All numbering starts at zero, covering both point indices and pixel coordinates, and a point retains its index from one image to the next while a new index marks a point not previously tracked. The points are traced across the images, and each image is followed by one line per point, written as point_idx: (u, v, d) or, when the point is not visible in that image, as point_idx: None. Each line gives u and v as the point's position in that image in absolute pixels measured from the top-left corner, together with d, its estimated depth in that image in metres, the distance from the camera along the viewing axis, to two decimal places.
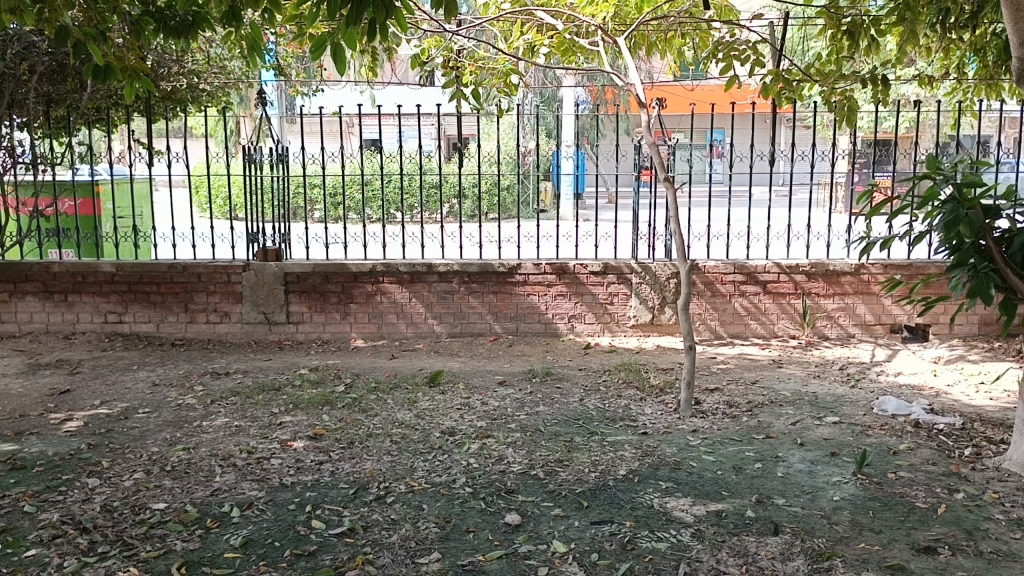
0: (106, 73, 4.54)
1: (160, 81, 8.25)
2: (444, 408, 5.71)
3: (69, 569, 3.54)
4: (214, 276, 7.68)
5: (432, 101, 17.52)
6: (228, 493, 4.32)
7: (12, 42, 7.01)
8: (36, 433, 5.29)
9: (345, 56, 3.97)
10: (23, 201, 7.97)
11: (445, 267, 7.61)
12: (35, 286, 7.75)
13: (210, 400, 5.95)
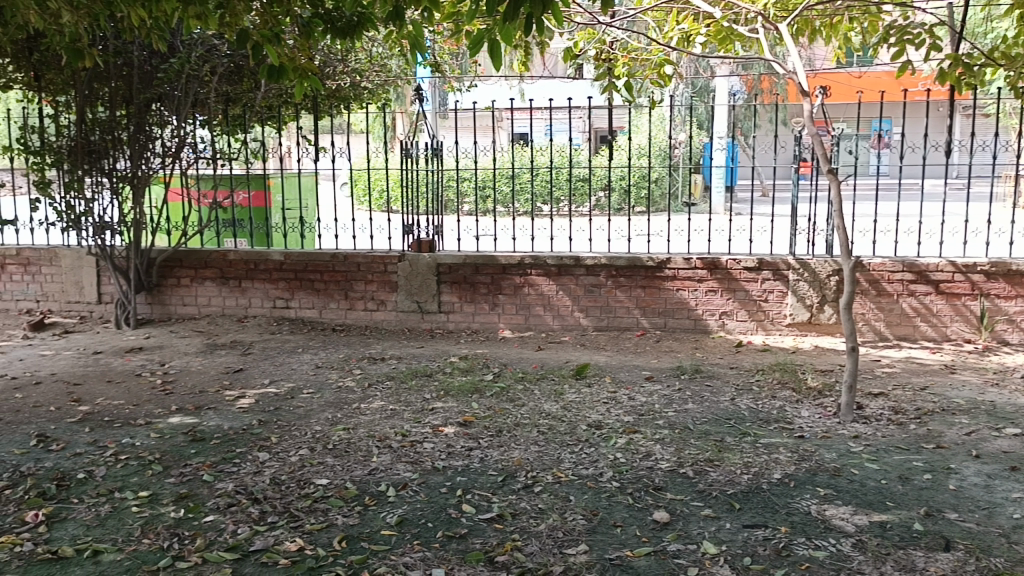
0: (279, 73, 4.87)
1: (326, 80, 8.72)
2: (591, 401, 5.71)
3: (242, 536, 3.81)
4: (372, 265, 8.02)
5: (583, 94, 17.54)
6: (385, 473, 4.51)
7: (196, 45, 7.62)
8: (213, 408, 5.73)
9: (500, 52, 4.03)
10: (204, 194, 8.58)
11: (593, 260, 7.61)
12: (213, 273, 8.37)
13: (367, 383, 6.24)
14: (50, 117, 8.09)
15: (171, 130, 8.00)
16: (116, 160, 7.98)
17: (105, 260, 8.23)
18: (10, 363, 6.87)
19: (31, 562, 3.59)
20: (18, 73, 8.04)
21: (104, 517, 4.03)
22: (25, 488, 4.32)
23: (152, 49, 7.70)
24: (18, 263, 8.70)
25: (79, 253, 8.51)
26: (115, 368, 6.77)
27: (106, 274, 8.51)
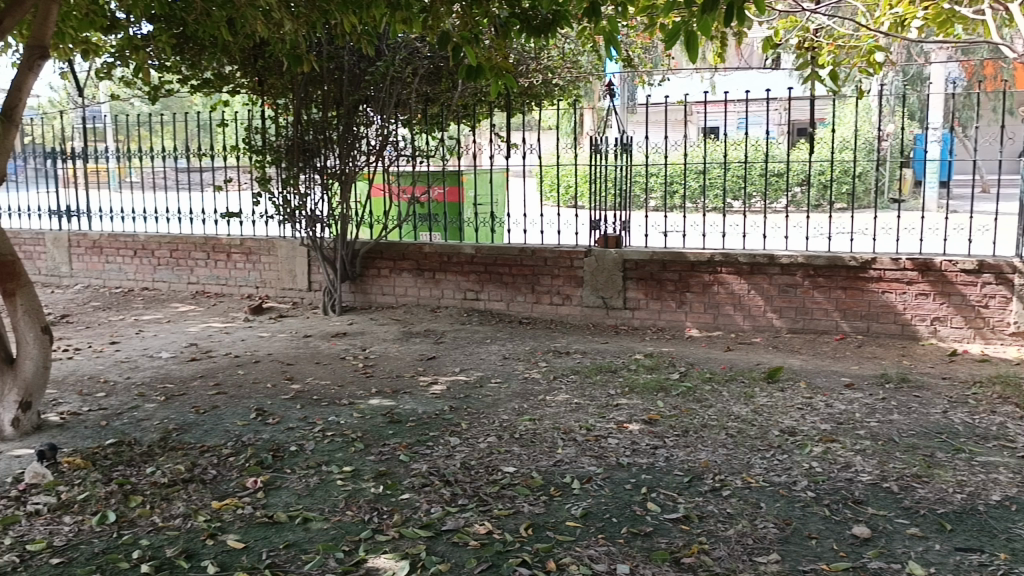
0: (477, 72, 5.03)
1: (520, 78, 8.95)
2: (784, 406, 5.48)
3: (435, 516, 4.00)
4: (559, 260, 8.13)
5: (780, 85, 16.81)
6: (570, 465, 4.56)
7: (401, 49, 8.09)
8: (409, 392, 6.05)
9: (697, 45, 3.95)
10: (404, 190, 9.01)
11: (789, 259, 7.29)
12: (410, 264, 8.81)
13: (553, 376, 6.34)
14: (271, 118, 8.82)
15: (376, 129, 8.49)
16: (326, 158, 8.57)
17: (315, 251, 8.88)
18: (234, 343, 7.60)
19: (251, 524, 3.96)
20: (245, 79, 8.84)
21: (313, 488, 4.36)
22: (246, 456, 4.77)
23: (360, 53, 8.23)
24: (242, 252, 9.59)
25: (293, 244, 9.25)
26: (323, 351, 7.30)
27: (316, 263, 9.19)
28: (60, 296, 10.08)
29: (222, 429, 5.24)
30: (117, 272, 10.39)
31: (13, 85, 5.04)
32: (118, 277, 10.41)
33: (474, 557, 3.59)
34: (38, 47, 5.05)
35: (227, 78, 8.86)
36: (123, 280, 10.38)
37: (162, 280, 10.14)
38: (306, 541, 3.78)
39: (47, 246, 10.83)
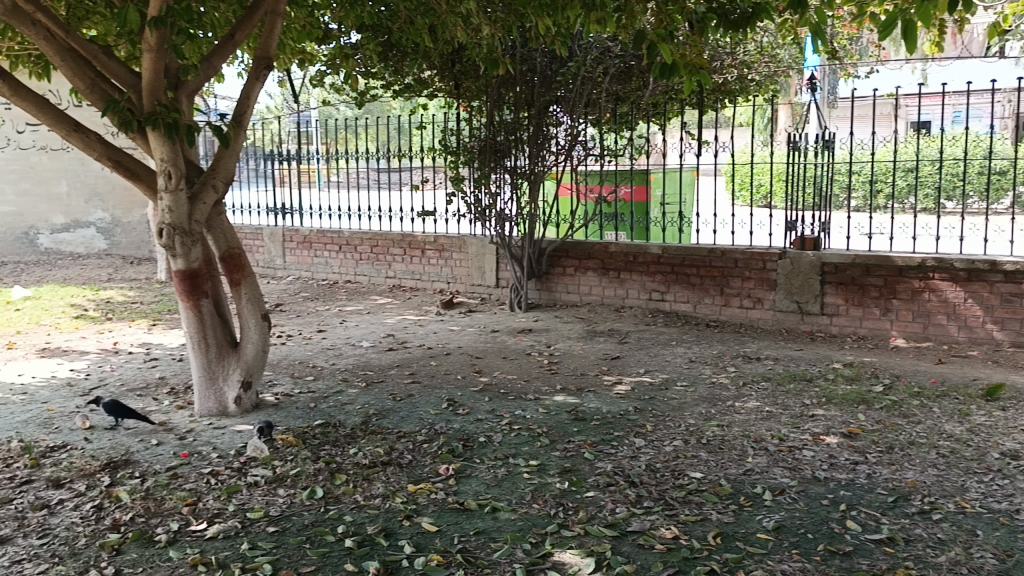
0: (670, 70, 4.94)
1: (714, 74, 8.73)
2: (1005, 427, 4.99)
3: (621, 516, 3.99)
4: (751, 262, 7.86)
5: (1007, 74, 15.28)
6: (761, 475, 4.40)
7: (592, 48, 8.13)
8: (593, 391, 6.07)
9: (916, 36, 3.66)
10: (591, 189, 9.04)
11: (1013, 265, 6.63)
12: (595, 263, 8.84)
13: (742, 382, 6.13)
14: (465, 120, 9.14)
15: (565, 129, 8.57)
16: (517, 159, 8.77)
17: (503, 248, 9.11)
18: (427, 335, 7.96)
19: (443, 509, 4.14)
20: (443, 83, 9.22)
21: (501, 479, 4.49)
22: (439, 443, 4.99)
23: (553, 54, 8.35)
24: (435, 249, 10.03)
25: (483, 242, 9.55)
26: (510, 346, 7.48)
27: (504, 261, 9.44)
28: (275, 286, 11.00)
29: (416, 417, 5.51)
30: (324, 266, 11.19)
31: (242, 94, 5.55)
32: (324, 270, 11.21)
33: (661, 560, 3.55)
34: (264, 59, 5.53)
35: (426, 83, 9.28)
36: (329, 273, 11.16)
37: (363, 274, 10.81)
38: (495, 530, 3.90)
39: (264, 240, 11.84)
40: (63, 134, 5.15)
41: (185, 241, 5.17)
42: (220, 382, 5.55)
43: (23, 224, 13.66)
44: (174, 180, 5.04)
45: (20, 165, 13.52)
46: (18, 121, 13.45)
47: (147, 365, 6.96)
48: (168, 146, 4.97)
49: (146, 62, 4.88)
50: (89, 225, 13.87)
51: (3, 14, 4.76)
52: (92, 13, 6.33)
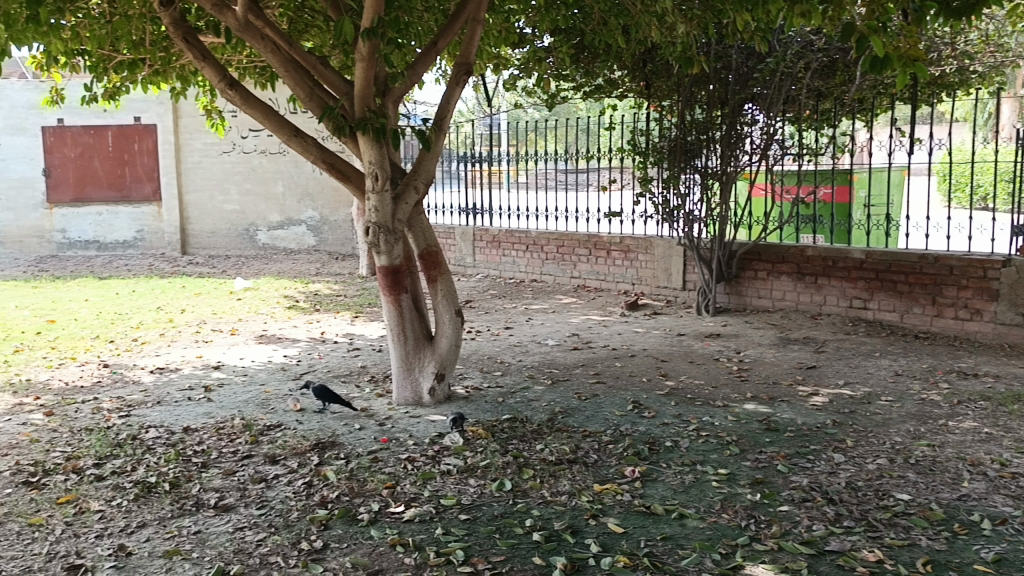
0: (882, 63, 4.63)
1: (930, 66, 8.10)
2: None
3: (818, 533, 3.80)
4: (968, 270, 7.22)
5: None
6: (978, 502, 4.04)
7: (793, 43, 7.80)
8: (788, 401, 5.82)
9: None
10: (788, 189, 8.66)
11: None
12: (790, 267, 8.47)
13: (957, 400, 5.64)
14: (655, 120, 9.04)
15: (760, 128, 8.29)
16: (707, 158, 8.57)
17: (692, 250, 8.92)
18: (612, 336, 7.96)
19: (630, 511, 4.12)
20: (633, 83, 9.18)
21: (689, 485, 4.41)
22: (625, 445, 4.97)
23: (749, 50, 8.09)
24: (621, 249, 10.02)
25: (671, 243, 9.42)
26: (697, 350, 7.33)
27: (692, 263, 9.26)
28: (465, 283, 11.41)
29: (602, 417, 5.53)
30: (511, 265, 11.48)
31: (443, 99, 5.79)
32: (512, 269, 11.49)
33: None
34: (464, 65, 5.75)
35: (616, 83, 9.28)
36: (516, 272, 11.43)
37: (549, 274, 10.98)
38: (683, 537, 3.83)
39: (456, 239, 12.31)
40: (285, 139, 5.60)
41: (389, 239, 5.47)
42: (416, 373, 5.84)
43: (245, 221, 15.03)
44: (381, 181, 5.35)
45: (243, 167, 14.88)
46: (243, 127, 14.84)
47: (350, 354, 7.44)
48: (376, 149, 5.28)
49: (359, 71, 5.21)
50: (300, 223, 15.00)
51: (237, 29, 5.23)
52: (312, 27, 6.84)
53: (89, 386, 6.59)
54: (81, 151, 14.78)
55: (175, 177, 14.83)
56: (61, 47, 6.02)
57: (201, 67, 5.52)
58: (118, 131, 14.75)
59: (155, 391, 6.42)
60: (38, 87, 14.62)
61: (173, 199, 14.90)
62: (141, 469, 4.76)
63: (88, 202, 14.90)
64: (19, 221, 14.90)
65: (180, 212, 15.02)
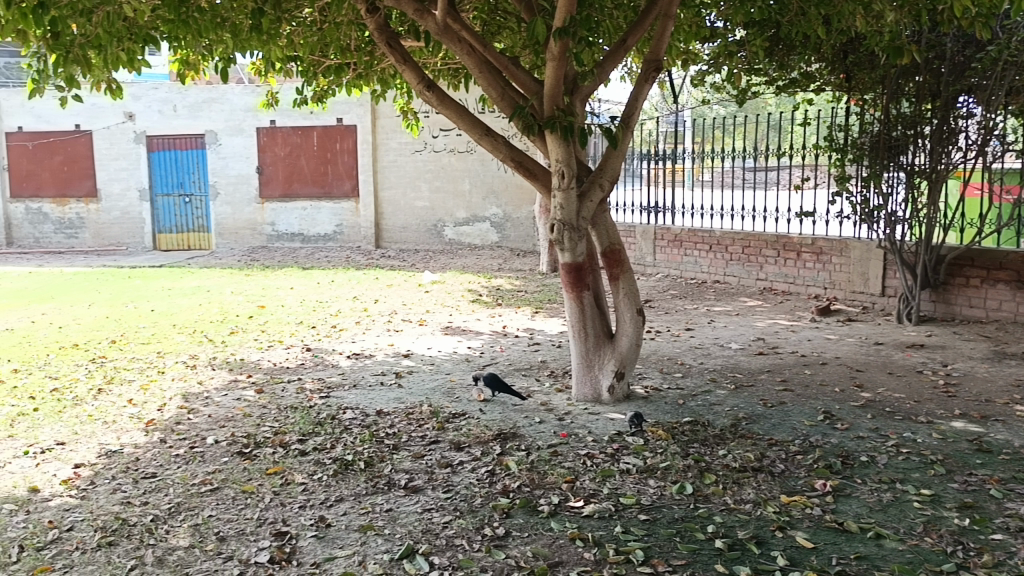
0: None
1: None
2: None
3: None
4: None
5: None
6: None
7: (1019, 28, 7.09)
8: (1003, 421, 5.31)
9: None
10: (1008, 189, 7.90)
11: None
12: (1008, 275, 7.74)
13: None
14: (855, 115, 8.52)
15: (977, 122, 7.62)
16: (914, 155, 7.99)
17: (893, 254, 8.34)
18: (801, 342, 7.60)
19: (820, 526, 3.92)
20: (832, 76, 8.71)
21: (886, 504, 4.13)
22: (815, 457, 4.73)
23: (967, 37, 7.44)
24: (813, 252, 9.55)
25: (869, 245, 8.86)
26: (896, 361, 6.84)
27: (893, 267, 8.66)
28: (646, 282, 11.28)
29: (789, 426, 5.29)
30: (694, 265, 11.23)
31: (632, 96, 5.76)
32: (694, 269, 11.23)
33: None
34: (654, 61, 5.68)
35: (812, 77, 8.84)
36: (699, 272, 11.16)
37: (733, 275, 10.66)
38: (880, 558, 3.59)
39: (636, 238, 12.20)
40: (476, 138, 5.77)
41: (573, 236, 5.51)
42: (596, 370, 5.85)
43: (433, 217, 15.68)
44: (567, 179, 5.39)
45: (434, 166, 15.52)
46: (435, 127, 15.44)
47: (531, 348, 7.58)
48: (564, 148, 5.32)
49: (550, 70, 5.27)
50: (485, 220, 15.43)
51: (436, 33, 5.44)
52: (504, 28, 7.02)
53: (294, 367, 7.15)
54: (290, 151, 16.02)
55: (371, 175, 15.72)
56: (277, 55, 6.57)
57: (401, 70, 5.79)
58: (322, 131, 15.84)
59: (351, 375, 6.85)
60: (255, 92, 15.97)
61: (369, 195, 15.81)
62: (338, 447, 5.09)
63: (295, 197, 16.16)
64: (236, 214, 16.40)
65: (375, 208, 15.91)
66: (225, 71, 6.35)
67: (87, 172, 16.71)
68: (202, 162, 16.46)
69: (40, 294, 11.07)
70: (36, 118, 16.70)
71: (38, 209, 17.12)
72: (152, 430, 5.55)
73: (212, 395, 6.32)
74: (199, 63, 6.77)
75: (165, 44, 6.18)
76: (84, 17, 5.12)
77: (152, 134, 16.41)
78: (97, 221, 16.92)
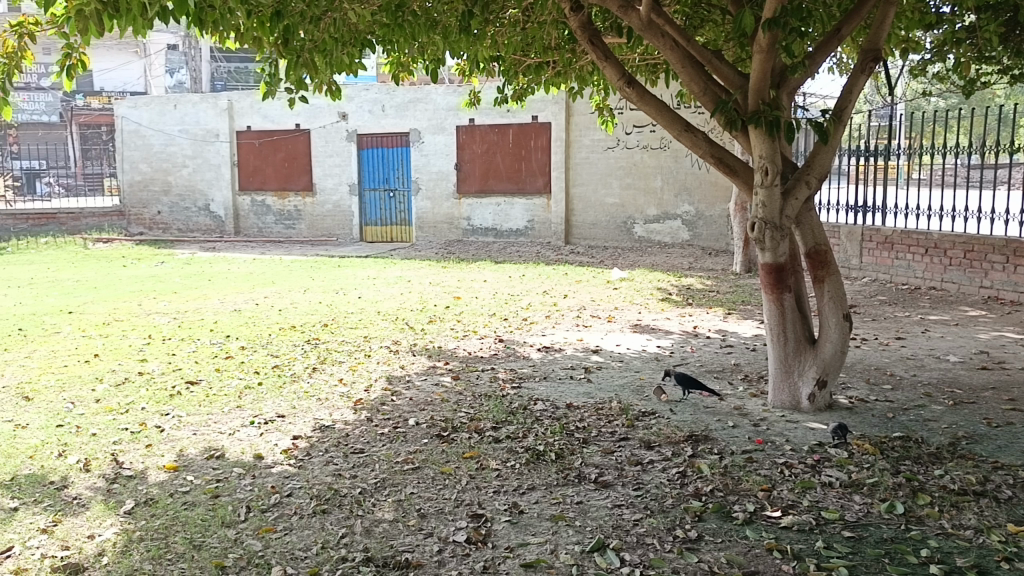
0: None
1: None
2: None
3: None
4: None
5: None
6: None
7: None
8: None
9: None
10: None
11: None
12: None
13: None
14: None
15: None
16: None
17: None
18: None
19: None
20: None
21: None
22: None
23: None
24: None
25: None
26: None
27: None
28: (850, 286, 10.64)
29: (1019, 448, 4.80)
30: (905, 269, 10.45)
31: (845, 89, 5.44)
32: (906, 273, 10.45)
33: None
34: (872, 51, 5.34)
35: None
36: (911, 277, 10.37)
37: (952, 281, 9.82)
38: None
39: (840, 238, 11.51)
40: (675, 134, 5.67)
41: (775, 235, 5.28)
42: (796, 377, 5.59)
43: (624, 214, 15.62)
44: (771, 176, 5.17)
45: (626, 162, 15.46)
46: (629, 124, 15.36)
47: (724, 350, 7.38)
48: (768, 143, 5.11)
49: (757, 63, 5.09)
50: (676, 218, 15.16)
51: (639, 29, 5.37)
52: (708, 21, 6.87)
53: (488, 357, 7.39)
54: (487, 148, 16.54)
55: (564, 172, 15.90)
56: (483, 55, 6.81)
57: (602, 67, 5.77)
58: (519, 129, 16.22)
59: (541, 368, 6.98)
60: (457, 91, 16.61)
61: (561, 192, 15.99)
62: (530, 437, 5.21)
63: (490, 193, 16.67)
64: (435, 209, 17.24)
65: (566, 204, 16.07)
66: (434, 72, 6.67)
67: (304, 168, 18.17)
68: (405, 159, 17.38)
69: (263, 278, 12.17)
70: (264, 118, 18.37)
71: (262, 202, 18.82)
72: (360, 408, 5.94)
73: (413, 379, 6.68)
74: (410, 64, 7.15)
75: (380, 47, 6.58)
76: (313, 24, 5.51)
77: (362, 132, 17.54)
78: (312, 213, 18.37)
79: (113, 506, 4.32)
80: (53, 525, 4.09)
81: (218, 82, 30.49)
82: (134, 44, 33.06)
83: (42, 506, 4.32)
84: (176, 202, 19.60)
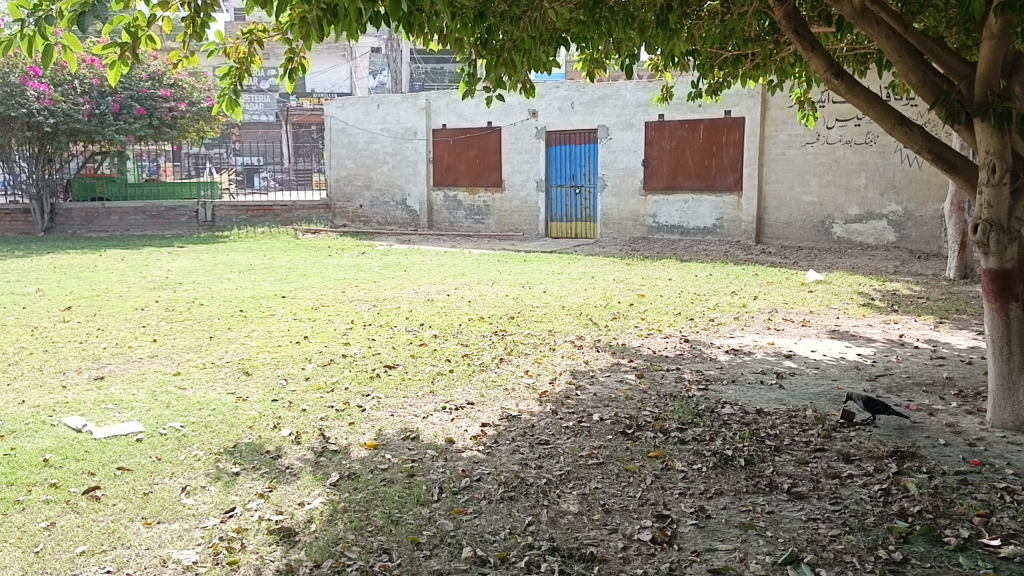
0: None
1: None
2: None
3: None
4: None
5: None
6: None
7: None
8: None
9: None
10: None
11: None
12: None
13: None
14: None
15: None
16: None
17: None
18: None
19: None
20: None
21: None
22: None
23: None
24: None
25: None
26: None
27: None
28: None
29: None
30: None
31: None
32: None
33: None
34: None
35: None
36: None
37: None
38: None
39: None
40: (888, 128, 5.29)
41: (1001, 239, 4.81)
42: (1020, 396, 5.07)
43: (822, 214, 14.83)
44: (999, 173, 4.71)
45: (826, 158, 14.66)
46: (831, 117, 14.52)
47: (934, 362, 6.83)
48: (996, 138, 4.66)
49: (986, 51, 4.65)
50: (881, 218, 14.22)
51: (851, 17, 4.98)
52: (928, 6, 6.33)
53: (674, 357, 7.27)
54: (676, 144, 16.26)
55: (757, 168, 15.32)
56: (680, 49, 6.69)
57: (807, 58, 5.47)
58: (710, 124, 15.80)
59: (730, 370, 6.77)
60: (648, 87, 16.42)
61: (753, 189, 15.43)
62: (718, 441, 5.07)
63: (678, 190, 16.38)
64: (621, 206, 17.19)
65: (759, 202, 15.48)
66: (629, 68, 6.64)
67: (495, 165, 18.72)
68: (592, 156, 17.46)
69: (454, 270, 12.65)
70: (458, 117, 19.08)
71: (454, 197, 19.56)
72: (545, 400, 6.05)
73: (597, 374, 6.72)
74: (604, 61, 7.18)
75: (575, 45, 6.64)
76: (513, 24, 5.65)
77: (551, 130, 17.79)
78: (501, 209, 18.88)
79: (320, 477, 4.66)
80: (269, 490, 4.48)
81: (417, 82, 32.10)
82: (342, 48, 35.54)
83: (259, 472, 4.74)
84: (376, 197, 20.79)
